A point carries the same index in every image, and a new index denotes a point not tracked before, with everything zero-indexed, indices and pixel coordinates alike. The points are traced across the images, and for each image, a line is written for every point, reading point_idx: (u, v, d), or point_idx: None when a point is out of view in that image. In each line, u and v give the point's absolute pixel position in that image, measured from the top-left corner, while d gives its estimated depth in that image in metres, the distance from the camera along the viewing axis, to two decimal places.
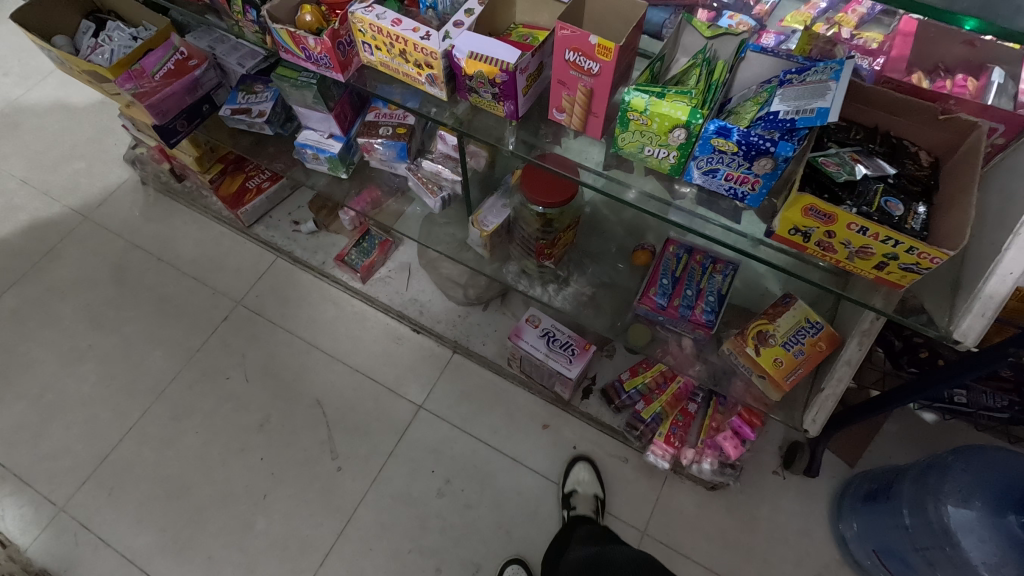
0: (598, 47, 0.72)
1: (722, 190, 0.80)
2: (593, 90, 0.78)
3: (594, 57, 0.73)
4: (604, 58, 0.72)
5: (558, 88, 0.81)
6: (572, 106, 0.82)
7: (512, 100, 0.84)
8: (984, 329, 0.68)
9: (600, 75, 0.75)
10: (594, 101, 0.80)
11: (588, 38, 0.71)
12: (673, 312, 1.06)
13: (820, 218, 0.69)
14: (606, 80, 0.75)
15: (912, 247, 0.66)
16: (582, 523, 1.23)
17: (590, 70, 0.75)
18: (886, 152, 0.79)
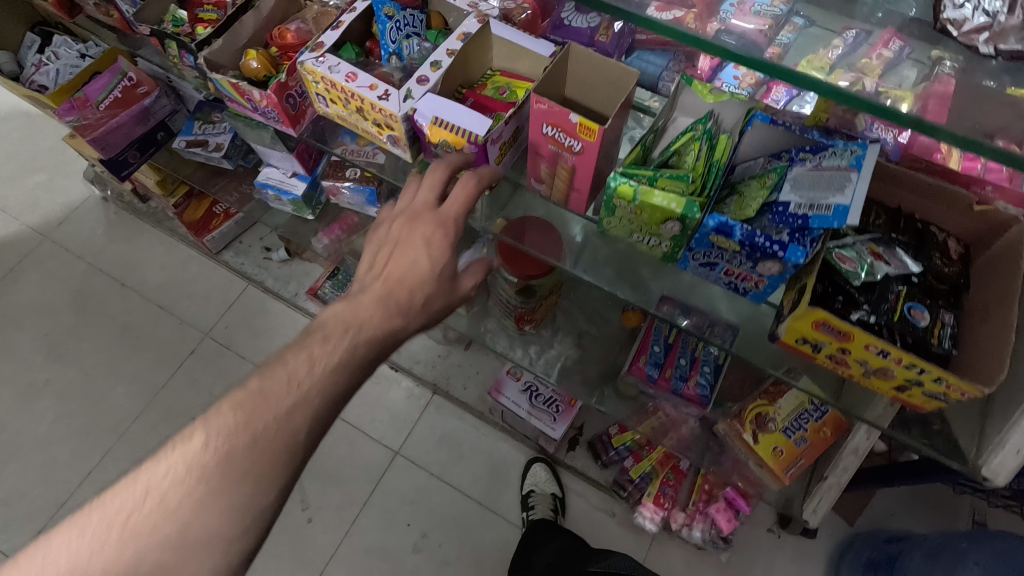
0: (581, 126, 0.61)
1: (721, 283, 0.70)
2: (576, 168, 0.67)
3: (576, 135, 0.62)
4: (589, 137, 0.61)
5: (536, 160, 0.70)
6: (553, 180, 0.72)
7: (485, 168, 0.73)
8: (1017, 468, 0.58)
9: (582, 154, 0.65)
10: (577, 178, 0.69)
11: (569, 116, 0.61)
12: (665, 384, 0.97)
13: (833, 334, 0.60)
14: (590, 159, 0.65)
15: (940, 377, 0.56)
16: (540, 523, 1.19)
17: (571, 147, 0.64)
18: (910, 241, 0.69)
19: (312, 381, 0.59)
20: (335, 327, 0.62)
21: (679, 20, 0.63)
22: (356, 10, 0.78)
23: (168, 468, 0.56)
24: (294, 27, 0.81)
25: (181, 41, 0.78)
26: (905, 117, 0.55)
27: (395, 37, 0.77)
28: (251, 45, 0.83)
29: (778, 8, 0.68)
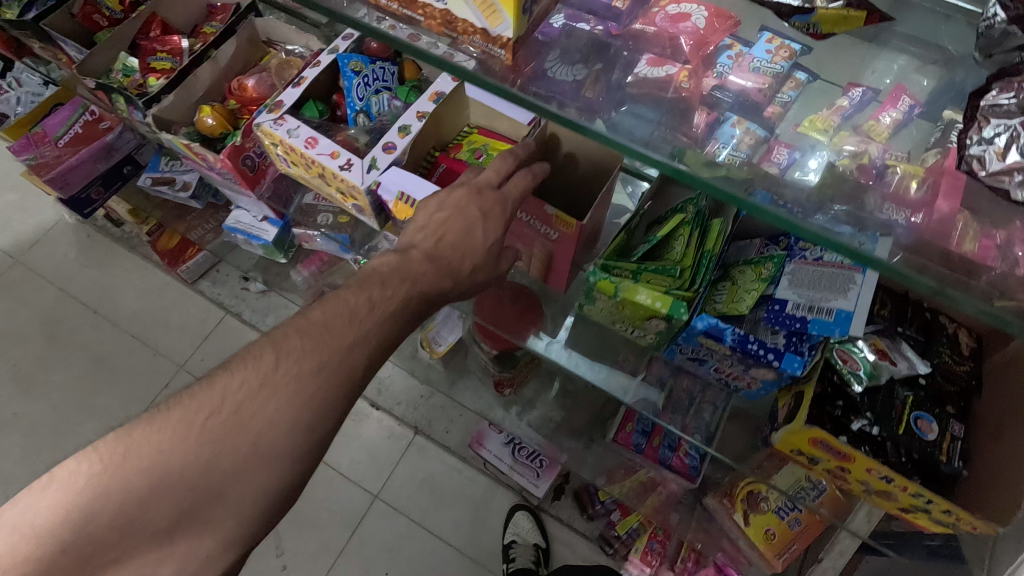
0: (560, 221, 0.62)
1: (711, 377, 0.64)
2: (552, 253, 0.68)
3: (554, 226, 0.63)
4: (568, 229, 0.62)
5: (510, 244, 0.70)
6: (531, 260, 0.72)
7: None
8: None
9: (560, 243, 0.65)
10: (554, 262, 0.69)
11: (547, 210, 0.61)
12: (651, 455, 0.91)
13: (832, 453, 0.54)
14: (567, 247, 0.65)
15: (948, 509, 0.51)
16: None
17: (548, 236, 0.65)
18: (917, 335, 0.63)
19: (372, 320, 0.55)
20: (390, 275, 0.57)
21: (671, 78, 0.56)
22: (320, 65, 0.72)
23: (242, 378, 0.51)
24: (254, 79, 0.75)
25: (127, 95, 0.71)
26: (924, 282, 0.47)
27: (363, 94, 0.71)
28: (208, 98, 0.77)
29: (780, 66, 0.58)
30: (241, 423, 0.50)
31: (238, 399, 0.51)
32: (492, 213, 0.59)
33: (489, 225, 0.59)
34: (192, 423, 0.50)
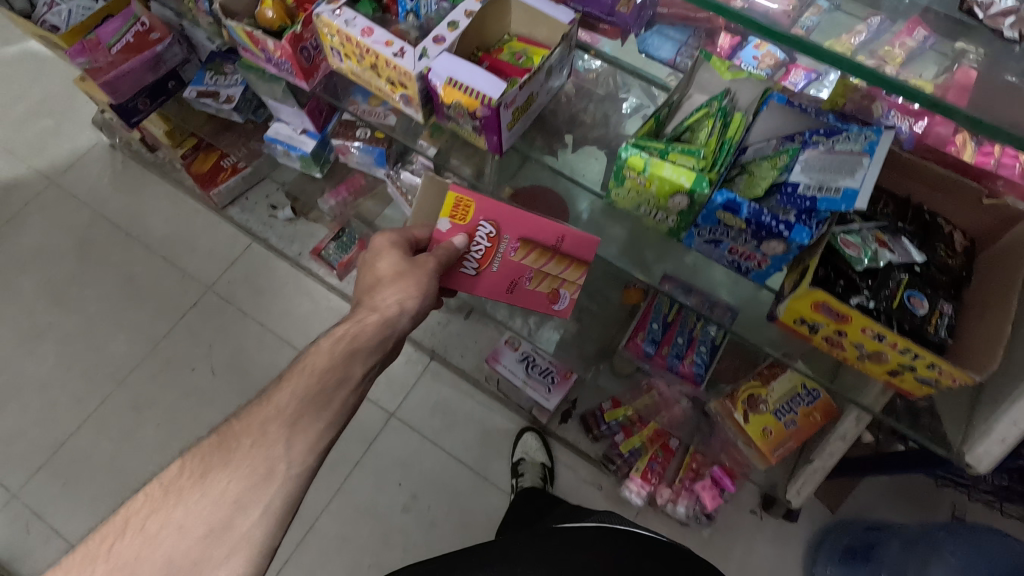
0: (460, 209, 0.78)
1: (724, 261, 0.70)
2: (526, 232, 0.78)
3: (472, 217, 0.78)
4: (473, 216, 0.77)
5: (494, 265, 0.80)
6: (531, 258, 0.79)
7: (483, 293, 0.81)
8: (1001, 456, 0.60)
9: (495, 218, 0.77)
10: (529, 237, 0.78)
11: (444, 223, 0.79)
12: (660, 361, 0.99)
13: (831, 316, 0.61)
14: (498, 212, 0.77)
15: (933, 363, 0.57)
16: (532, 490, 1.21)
17: (488, 228, 0.78)
18: (916, 231, 0.69)
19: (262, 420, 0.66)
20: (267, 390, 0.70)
21: None
22: None
23: (146, 498, 0.62)
24: None
25: None
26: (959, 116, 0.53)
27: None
28: None
29: None
30: (151, 539, 0.59)
31: (206, 459, 0.64)
32: (382, 242, 0.80)
33: (385, 250, 0.80)
34: (99, 554, 0.58)
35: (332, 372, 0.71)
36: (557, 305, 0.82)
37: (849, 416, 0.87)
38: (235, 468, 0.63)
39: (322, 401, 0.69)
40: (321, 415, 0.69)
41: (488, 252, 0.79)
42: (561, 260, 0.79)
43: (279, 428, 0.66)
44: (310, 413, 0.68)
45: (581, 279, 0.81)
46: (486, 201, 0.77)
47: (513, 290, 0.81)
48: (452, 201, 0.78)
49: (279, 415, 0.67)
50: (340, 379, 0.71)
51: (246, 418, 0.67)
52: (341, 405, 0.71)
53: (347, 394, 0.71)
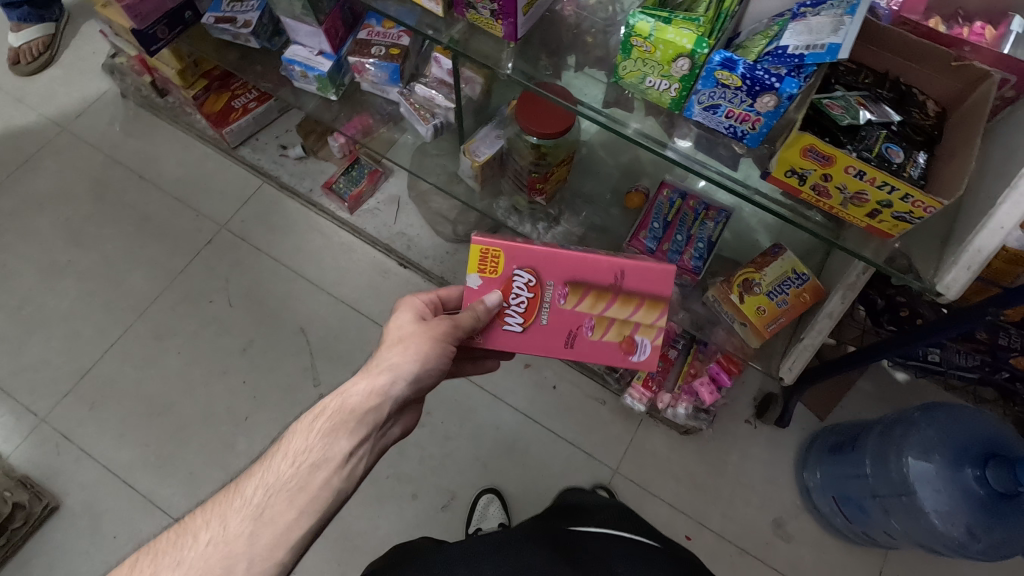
0: (489, 261, 0.87)
1: (722, 127, 0.77)
2: (573, 276, 0.87)
3: (509, 270, 0.87)
4: (504, 266, 0.86)
5: (544, 315, 0.88)
6: (586, 303, 0.88)
7: (541, 347, 0.89)
8: (967, 282, 0.69)
9: (532, 263, 0.87)
10: (577, 278, 0.87)
11: (475, 279, 0.86)
12: (661, 256, 1.06)
13: (818, 160, 0.68)
14: (532, 259, 0.86)
15: (907, 194, 0.65)
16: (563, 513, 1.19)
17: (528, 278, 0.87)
18: (892, 99, 0.76)
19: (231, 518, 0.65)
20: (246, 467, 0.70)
21: None
22: None
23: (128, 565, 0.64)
24: None
25: None
26: None
27: None
28: None
29: None
30: None
31: (162, 555, 0.64)
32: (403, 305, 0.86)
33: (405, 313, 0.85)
34: None
35: (310, 454, 0.69)
36: (635, 354, 0.89)
37: (833, 296, 0.97)
38: (189, 567, 0.62)
39: (298, 484, 0.67)
40: (288, 508, 0.66)
41: (534, 301, 0.87)
42: (628, 299, 0.88)
43: (245, 521, 0.65)
44: (279, 505, 0.66)
45: (657, 320, 0.88)
46: (515, 250, 0.87)
47: (574, 340, 0.89)
48: (479, 256, 0.87)
49: (246, 506, 0.66)
50: (317, 462, 0.69)
51: (211, 511, 0.67)
52: (312, 494, 0.68)
53: (323, 477, 0.68)
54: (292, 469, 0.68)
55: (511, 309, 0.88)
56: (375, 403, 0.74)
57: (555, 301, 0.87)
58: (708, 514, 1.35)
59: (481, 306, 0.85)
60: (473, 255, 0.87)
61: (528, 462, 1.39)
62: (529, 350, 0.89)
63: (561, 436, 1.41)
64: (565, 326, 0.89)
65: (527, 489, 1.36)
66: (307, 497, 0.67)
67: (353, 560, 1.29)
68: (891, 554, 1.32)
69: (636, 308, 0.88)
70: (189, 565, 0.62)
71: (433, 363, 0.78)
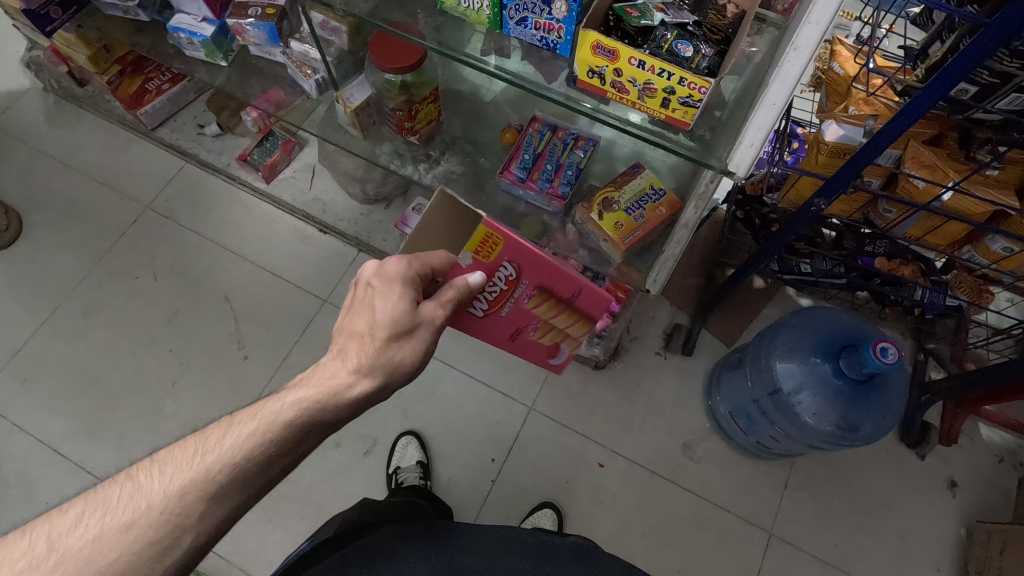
0: (487, 246, 0.73)
1: (537, 40, 0.84)
2: (544, 283, 0.81)
3: (495, 263, 0.75)
4: (499, 251, 0.73)
5: (505, 308, 0.82)
6: (543, 309, 0.85)
7: (489, 333, 0.88)
8: (752, 158, 0.80)
9: (518, 261, 0.76)
10: (548, 285, 0.81)
11: (466, 258, 0.74)
12: (532, 185, 1.12)
13: (606, 56, 0.75)
14: (522, 257, 0.75)
15: (682, 78, 0.72)
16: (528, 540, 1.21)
17: (506, 272, 0.77)
18: (693, 3, 0.82)
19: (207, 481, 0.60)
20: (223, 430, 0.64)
21: None
22: None
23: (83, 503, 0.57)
24: None
25: None
26: None
27: None
28: None
29: None
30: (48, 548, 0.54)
31: (114, 513, 0.57)
32: (389, 272, 0.69)
33: (388, 288, 0.69)
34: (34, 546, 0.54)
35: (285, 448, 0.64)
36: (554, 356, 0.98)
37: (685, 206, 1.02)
38: (139, 534, 0.56)
39: (261, 469, 0.63)
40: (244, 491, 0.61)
41: (502, 293, 0.80)
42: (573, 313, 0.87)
43: (198, 505, 0.59)
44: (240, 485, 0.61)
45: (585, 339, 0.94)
46: (514, 243, 0.74)
47: (517, 335, 0.90)
48: (479, 238, 0.72)
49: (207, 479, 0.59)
50: (287, 448, 0.64)
51: (171, 475, 0.59)
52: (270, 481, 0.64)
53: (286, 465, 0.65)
54: (263, 454, 0.63)
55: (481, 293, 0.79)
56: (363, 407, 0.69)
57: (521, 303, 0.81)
58: (621, 442, 1.40)
59: (465, 285, 0.73)
60: (475, 234, 0.72)
61: (447, 406, 1.44)
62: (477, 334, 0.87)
63: (478, 380, 1.46)
64: (514, 322, 0.85)
65: (446, 430, 1.42)
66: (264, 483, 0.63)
67: (280, 508, 1.34)
68: (796, 466, 1.37)
69: (575, 321, 0.89)
70: (142, 533, 0.56)
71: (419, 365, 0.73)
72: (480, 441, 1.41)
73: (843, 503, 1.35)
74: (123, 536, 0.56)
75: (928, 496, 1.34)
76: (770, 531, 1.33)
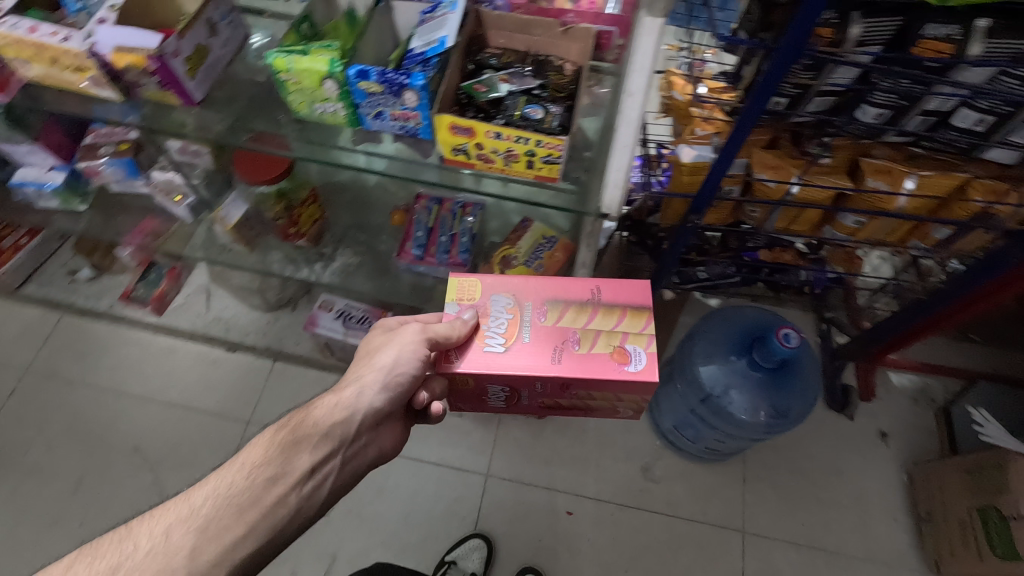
0: (465, 289, 0.84)
1: (398, 129, 0.87)
2: (550, 296, 0.83)
3: (488, 300, 0.83)
4: (480, 288, 0.83)
5: (526, 334, 0.80)
6: (568, 317, 0.81)
7: (524, 366, 0.77)
8: (621, 196, 0.87)
9: (509, 288, 0.83)
10: (558, 296, 0.82)
11: (452, 305, 0.82)
12: (431, 259, 1.13)
13: (465, 133, 0.79)
14: (509, 282, 0.84)
15: (538, 141, 0.77)
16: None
17: (505, 302, 0.82)
18: (533, 68, 0.88)
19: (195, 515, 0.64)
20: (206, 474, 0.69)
21: None
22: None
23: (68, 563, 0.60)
24: None
25: None
26: None
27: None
28: None
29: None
30: None
31: (101, 559, 0.60)
32: (382, 324, 0.89)
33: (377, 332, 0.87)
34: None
35: (267, 468, 0.69)
36: (631, 366, 0.77)
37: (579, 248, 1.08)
38: None
39: (249, 499, 0.66)
40: (236, 524, 0.64)
41: (514, 322, 0.81)
42: (610, 314, 0.81)
43: (187, 535, 0.62)
44: (224, 515, 0.64)
45: (646, 328, 0.80)
46: (491, 279, 0.84)
47: (561, 356, 0.78)
48: (454, 285, 0.84)
49: (193, 516, 0.64)
50: (274, 475, 0.69)
51: (158, 518, 0.63)
52: (261, 515, 0.66)
53: (279, 493, 0.68)
54: (244, 480, 0.67)
55: (489, 329, 0.81)
56: (343, 415, 0.76)
57: (537, 318, 0.80)
58: (582, 483, 1.40)
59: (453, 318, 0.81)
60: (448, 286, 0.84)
61: (402, 497, 1.38)
62: (511, 371, 0.76)
63: (427, 461, 1.42)
64: (550, 347, 0.79)
65: (406, 523, 1.35)
66: (255, 518, 0.66)
67: None
68: (748, 459, 1.42)
69: (622, 318, 0.81)
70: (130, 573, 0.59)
71: (400, 374, 0.80)
72: (445, 523, 1.36)
73: (798, 482, 1.40)
74: None
75: (867, 452, 1.43)
76: (743, 530, 1.35)
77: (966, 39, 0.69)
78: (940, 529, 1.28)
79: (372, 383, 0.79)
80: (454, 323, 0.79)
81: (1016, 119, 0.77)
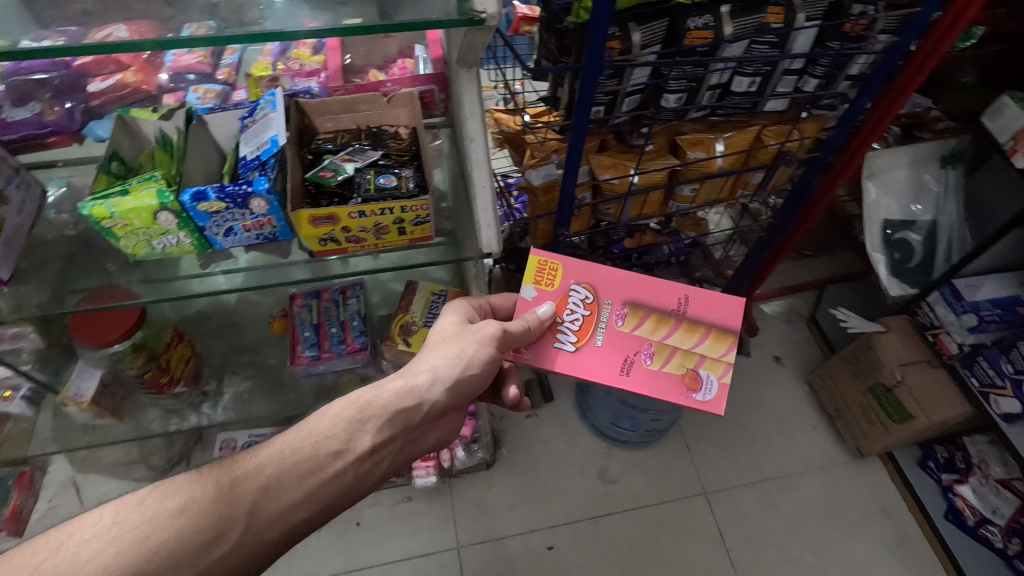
0: (546, 273, 0.83)
1: (253, 239, 0.83)
2: (631, 298, 0.82)
3: (569, 291, 0.82)
4: (562, 278, 0.82)
5: (598, 338, 0.80)
6: (645, 327, 0.81)
7: (594, 370, 0.79)
8: (497, 235, 0.87)
9: (592, 283, 0.82)
10: (637, 300, 0.82)
11: (531, 291, 0.82)
12: (328, 355, 1.07)
13: (328, 222, 0.77)
14: (593, 276, 0.82)
15: (403, 207, 0.78)
16: None
17: (584, 296, 0.82)
18: (371, 141, 0.88)
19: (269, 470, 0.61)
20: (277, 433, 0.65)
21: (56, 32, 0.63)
22: None
23: (138, 497, 0.57)
24: None
25: None
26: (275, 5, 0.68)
27: None
28: None
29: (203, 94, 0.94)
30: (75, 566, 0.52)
31: (169, 498, 0.57)
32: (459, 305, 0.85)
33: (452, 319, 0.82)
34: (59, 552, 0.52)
35: (332, 441, 0.64)
36: (699, 394, 0.79)
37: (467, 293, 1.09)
38: (189, 520, 0.56)
39: (312, 468, 0.63)
40: (295, 490, 0.61)
41: (588, 321, 0.81)
42: (689, 331, 0.81)
43: (254, 493, 0.59)
44: (284, 485, 0.61)
45: (725, 356, 0.79)
46: (574, 265, 0.83)
47: (630, 368, 0.79)
48: (536, 266, 0.83)
49: (257, 473, 0.60)
50: (338, 449, 0.64)
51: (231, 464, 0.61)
52: (324, 483, 0.63)
53: (339, 469, 0.64)
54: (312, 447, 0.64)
55: (563, 325, 0.81)
56: (411, 402, 0.69)
57: (613, 322, 0.80)
58: (552, 513, 1.39)
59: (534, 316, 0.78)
60: (529, 266, 0.83)
61: None
62: (579, 374, 0.78)
63: (393, 561, 1.32)
64: (619, 354, 0.80)
65: None
66: (317, 484, 0.62)
67: None
68: (683, 426, 1.52)
69: (701, 340, 0.80)
70: (195, 513, 0.57)
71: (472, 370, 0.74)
72: None
73: (731, 429, 1.52)
74: (175, 520, 0.56)
75: (773, 379, 1.60)
76: (704, 491, 1.43)
77: (719, 24, 0.83)
78: (849, 420, 1.46)
79: (444, 373, 0.72)
80: (528, 319, 0.77)
81: (775, 74, 0.94)
